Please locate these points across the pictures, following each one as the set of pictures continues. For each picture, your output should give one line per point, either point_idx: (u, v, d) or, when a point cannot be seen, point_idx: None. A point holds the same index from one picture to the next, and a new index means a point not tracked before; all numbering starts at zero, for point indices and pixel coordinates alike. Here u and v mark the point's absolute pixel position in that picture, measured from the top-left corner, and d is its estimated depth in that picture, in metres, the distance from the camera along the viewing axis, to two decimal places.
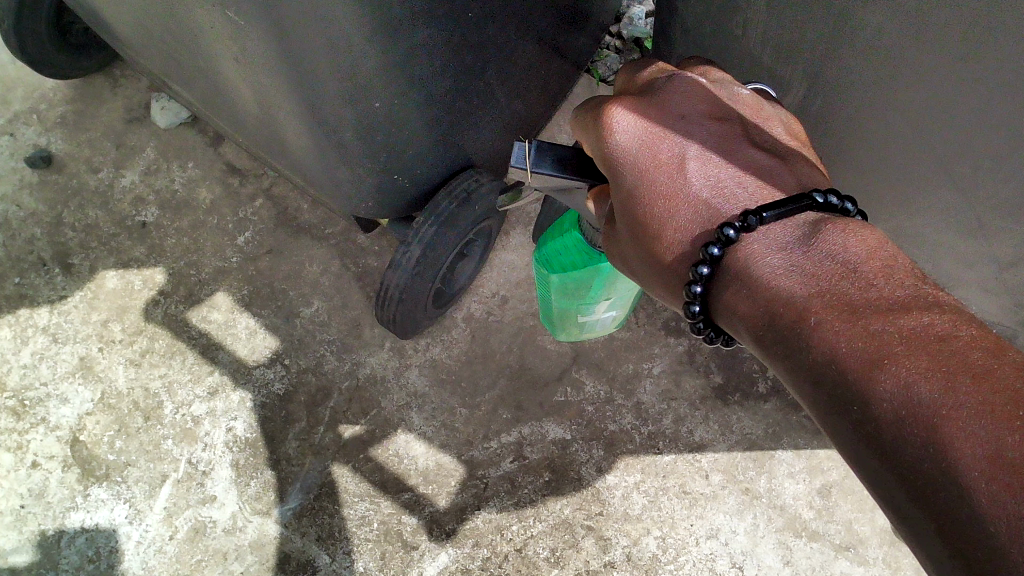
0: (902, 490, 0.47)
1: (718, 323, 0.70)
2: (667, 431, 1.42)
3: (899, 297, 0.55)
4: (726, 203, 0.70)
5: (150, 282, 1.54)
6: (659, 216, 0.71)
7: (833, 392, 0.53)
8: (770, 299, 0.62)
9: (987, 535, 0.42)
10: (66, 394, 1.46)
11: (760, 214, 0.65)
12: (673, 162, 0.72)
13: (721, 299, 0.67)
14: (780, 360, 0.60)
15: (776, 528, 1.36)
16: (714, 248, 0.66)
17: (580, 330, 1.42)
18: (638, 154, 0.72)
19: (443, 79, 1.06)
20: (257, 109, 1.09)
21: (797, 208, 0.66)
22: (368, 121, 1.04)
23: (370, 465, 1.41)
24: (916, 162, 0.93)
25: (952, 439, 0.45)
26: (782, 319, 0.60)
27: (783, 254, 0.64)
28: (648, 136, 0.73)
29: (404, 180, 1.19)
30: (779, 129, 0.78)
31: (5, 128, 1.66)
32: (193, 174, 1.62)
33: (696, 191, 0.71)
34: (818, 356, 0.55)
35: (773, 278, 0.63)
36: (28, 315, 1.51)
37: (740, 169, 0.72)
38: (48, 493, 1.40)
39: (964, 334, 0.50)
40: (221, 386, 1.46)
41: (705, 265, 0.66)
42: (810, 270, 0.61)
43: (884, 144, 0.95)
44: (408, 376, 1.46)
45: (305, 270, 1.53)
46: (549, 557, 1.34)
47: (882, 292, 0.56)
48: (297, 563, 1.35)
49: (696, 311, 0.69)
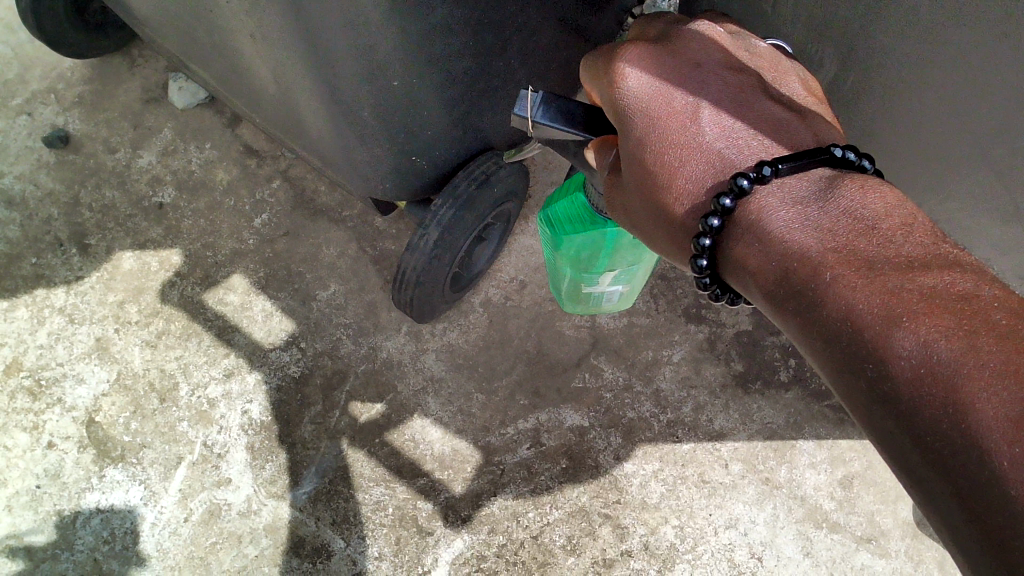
0: (919, 453, 0.46)
1: (725, 280, 0.68)
2: (687, 419, 1.40)
3: (919, 256, 0.54)
4: (739, 153, 0.69)
5: (166, 263, 1.53)
6: (670, 163, 0.69)
7: (848, 349, 0.52)
8: (783, 254, 0.60)
9: (1009, 500, 0.41)
10: (82, 374, 1.46)
11: (774, 166, 0.64)
12: (686, 109, 0.71)
13: (731, 253, 0.65)
14: (791, 317, 0.58)
15: (796, 518, 1.34)
16: (726, 200, 0.64)
17: (589, 303, 1.41)
18: (651, 100, 0.71)
19: (464, 58, 1.04)
20: (273, 86, 1.07)
21: (812, 163, 0.65)
22: (385, 100, 1.02)
23: (386, 450, 1.40)
24: (951, 144, 0.91)
25: (974, 399, 0.44)
26: (794, 273, 0.59)
27: (797, 209, 0.62)
28: (662, 84, 0.72)
29: (422, 162, 1.18)
30: (797, 85, 0.76)
31: (23, 107, 1.65)
32: (210, 155, 1.61)
33: (710, 140, 0.70)
34: (832, 311, 0.54)
35: (787, 232, 0.61)
36: (45, 295, 1.51)
37: (755, 120, 0.70)
38: (63, 474, 1.40)
39: (985, 294, 0.49)
40: (237, 368, 1.45)
41: (716, 217, 0.64)
42: (825, 225, 0.60)
43: (920, 126, 0.92)
44: (425, 361, 1.45)
45: (322, 252, 1.52)
46: (565, 545, 1.33)
47: (901, 250, 0.55)
48: (311, 547, 1.34)
49: (703, 266, 0.66)
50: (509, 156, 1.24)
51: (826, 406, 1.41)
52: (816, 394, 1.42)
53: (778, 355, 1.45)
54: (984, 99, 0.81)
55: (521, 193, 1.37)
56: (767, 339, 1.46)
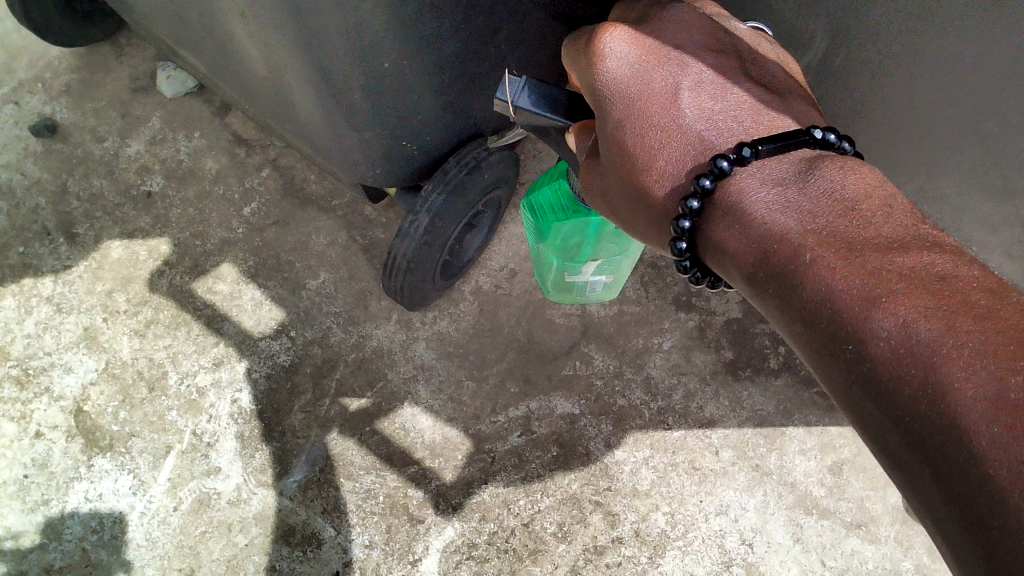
0: (897, 433, 0.46)
1: (706, 262, 0.68)
2: (677, 407, 1.41)
3: (898, 238, 0.54)
4: (719, 136, 0.69)
5: (155, 253, 1.52)
6: (651, 145, 0.69)
7: (827, 331, 0.52)
8: (762, 235, 0.60)
9: (987, 478, 0.41)
10: (70, 363, 1.45)
11: (755, 147, 0.63)
12: (667, 92, 0.71)
13: (710, 235, 0.65)
14: (770, 300, 0.58)
15: (786, 505, 1.34)
16: (705, 181, 0.64)
17: (573, 292, 1.42)
18: (631, 81, 0.70)
19: (455, 41, 1.04)
20: (264, 69, 1.07)
21: (794, 143, 0.64)
22: (376, 83, 1.02)
23: (377, 438, 1.39)
24: (954, 109, 0.92)
25: (952, 379, 0.44)
26: (775, 255, 0.59)
27: (778, 191, 0.62)
28: (643, 64, 0.71)
29: (413, 146, 1.18)
30: (775, 68, 0.77)
31: (9, 96, 1.64)
32: (199, 144, 1.60)
33: (690, 123, 0.70)
34: (811, 293, 0.54)
35: (767, 214, 0.61)
36: (32, 284, 1.50)
37: (735, 103, 0.71)
38: (52, 463, 1.39)
39: (964, 275, 0.49)
40: (227, 357, 1.45)
41: (695, 198, 0.64)
42: (806, 207, 0.60)
43: (924, 95, 0.93)
44: (416, 349, 1.44)
45: (312, 241, 1.52)
46: (556, 532, 1.33)
47: (881, 231, 0.55)
48: (302, 536, 1.34)
49: (683, 249, 0.67)
50: (496, 142, 1.23)
51: (815, 393, 1.42)
52: (805, 381, 1.43)
53: (768, 342, 1.45)
54: (995, 58, 0.82)
55: (512, 180, 1.37)
56: (757, 326, 1.46)
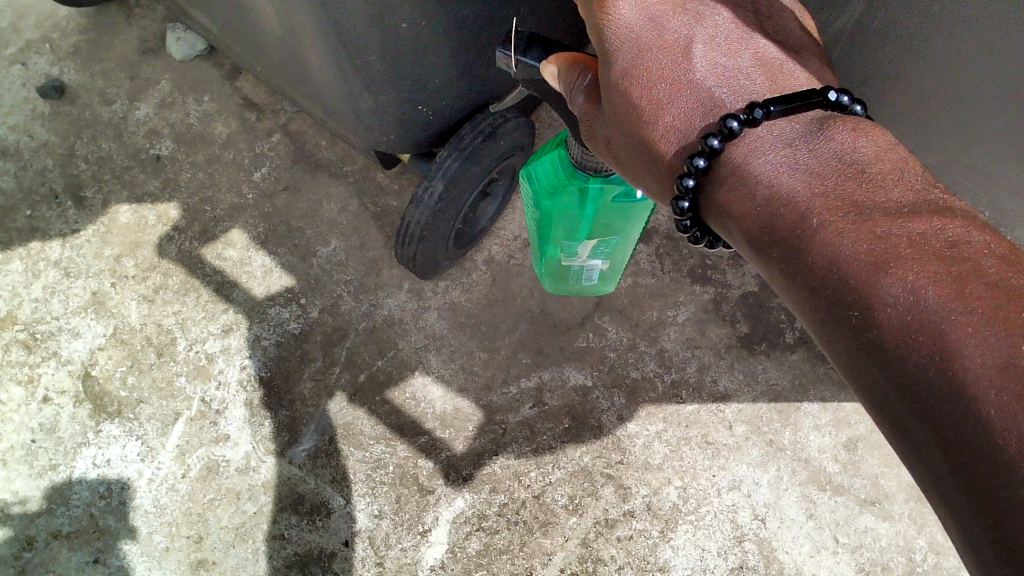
0: (904, 404, 0.45)
1: (707, 223, 0.66)
2: (691, 380, 1.39)
3: (908, 201, 0.52)
4: (730, 95, 0.66)
5: (164, 217, 1.50)
6: (658, 99, 0.67)
7: (833, 297, 0.50)
8: (769, 197, 0.58)
9: (998, 449, 0.41)
10: (78, 328, 1.44)
11: (767, 107, 0.60)
12: (678, 46, 0.68)
13: (713, 196, 0.63)
14: (775, 263, 0.56)
15: (800, 481, 1.33)
16: (715, 140, 0.60)
17: (570, 282, 1.38)
18: (639, 29, 0.67)
19: (474, 2, 1.01)
20: (278, 30, 1.04)
21: (805, 104, 0.61)
22: (393, 47, 0.99)
23: (387, 408, 1.38)
24: (1001, 72, 0.91)
25: (963, 348, 0.43)
26: (781, 218, 0.56)
27: (787, 152, 0.60)
28: (655, 11, 0.68)
29: (428, 111, 1.15)
30: (791, 21, 0.75)
31: (17, 56, 1.61)
32: (208, 108, 1.57)
33: (701, 80, 0.67)
34: (817, 258, 0.52)
35: (775, 175, 0.59)
36: (39, 248, 1.48)
37: (747, 62, 0.69)
38: (59, 428, 1.38)
39: (976, 240, 0.48)
40: (236, 324, 1.43)
41: (702, 157, 0.61)
42: (815, 168, 0.58)
43: (975, 55, 0.91)
44: (427, 319, 1.42)
45: (322, 208, 1.49)
46: (567, 505, 1.32)
47: (890, 194, 0.53)
48: (310, 504, 1.33)
49: (684, 209, 0.63)
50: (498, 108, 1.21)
51: (831, 368, 1.40)
52: (821, 355, 1.41)
53: (784, 317, 1.43)
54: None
55: (528, 148, 1.35)
56: (773, 301, 1.44)
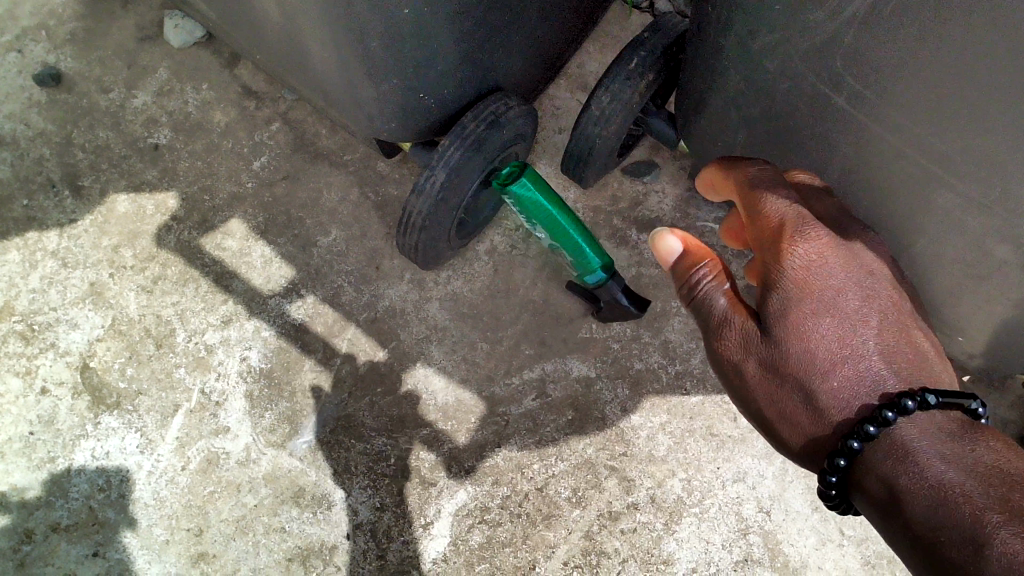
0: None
1: (853, 495, 0.75)
2: (696, 371, 1.37)
3: (994, 468, 0.67)
4: (892, 364, 0.76)
5: (162, 207, 1.48)
6: (813, 339, 0.77)
7: (916, 523, 0.67)
8: (900, 453, 0.71)
9: None
10: (76, 319, 1.42)
11: (930, 398, 0.71)
12: (833, 299, 0.78)
13: (872, 452, 0.73)
14: (876, 482, 0.72)
15: (805, 473, 1.32)
16: (890, 414, 0.71)
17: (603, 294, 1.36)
18: (819, 278, 0.79)
19: None
20: (277, 15, 1.02)
21: (956, 405, 0.72)
22: (393, 34, 0.97)
23: (388, 400, 1.36)
24: (946, 168, 0.86)
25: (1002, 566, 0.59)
26: (893, 447, 0.72)
27: (926, 420, 0.73)
28: (824, 258, 0.79)
29: (429, 100, 1.13)
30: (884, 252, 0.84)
31: (13, 43, 1.59)
32: (207, 95, 1.55)
33: (865, 332, 0.77)
34: (916, 490, 0.68)
35: (924, 459, 0.70)
36: (37, 238, 1.46)
37: (906, 347, 0.78)
38: (58, 420, 1.37)
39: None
40: (235, 315, 1.41)
41: (874, 426, 0.71)
42: (942, 449, 0.70)
43: (912, 146, 0.86)
44: (429, 309, 1.40)
45: (322, 197, 1.47)
46: (570, 497, 1.32)
47: (978, 460, 0.69)
48: (312, 497, 1.32)
49: (833, 480, 0.74)
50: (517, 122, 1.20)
51: None
52: None
53: None
54: (986, 92, 0.73)
55: (531, 137, 1.33)
56: None
